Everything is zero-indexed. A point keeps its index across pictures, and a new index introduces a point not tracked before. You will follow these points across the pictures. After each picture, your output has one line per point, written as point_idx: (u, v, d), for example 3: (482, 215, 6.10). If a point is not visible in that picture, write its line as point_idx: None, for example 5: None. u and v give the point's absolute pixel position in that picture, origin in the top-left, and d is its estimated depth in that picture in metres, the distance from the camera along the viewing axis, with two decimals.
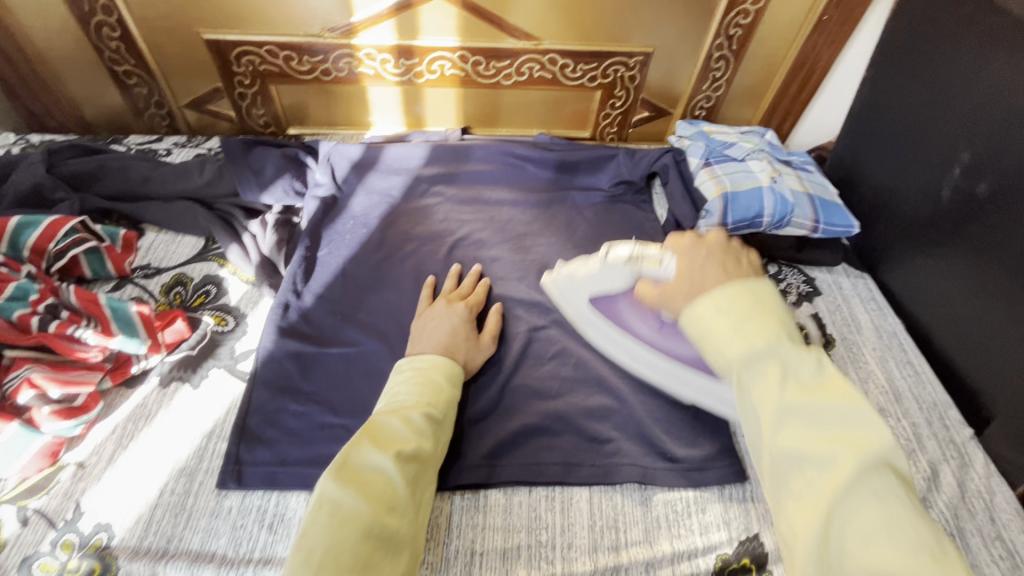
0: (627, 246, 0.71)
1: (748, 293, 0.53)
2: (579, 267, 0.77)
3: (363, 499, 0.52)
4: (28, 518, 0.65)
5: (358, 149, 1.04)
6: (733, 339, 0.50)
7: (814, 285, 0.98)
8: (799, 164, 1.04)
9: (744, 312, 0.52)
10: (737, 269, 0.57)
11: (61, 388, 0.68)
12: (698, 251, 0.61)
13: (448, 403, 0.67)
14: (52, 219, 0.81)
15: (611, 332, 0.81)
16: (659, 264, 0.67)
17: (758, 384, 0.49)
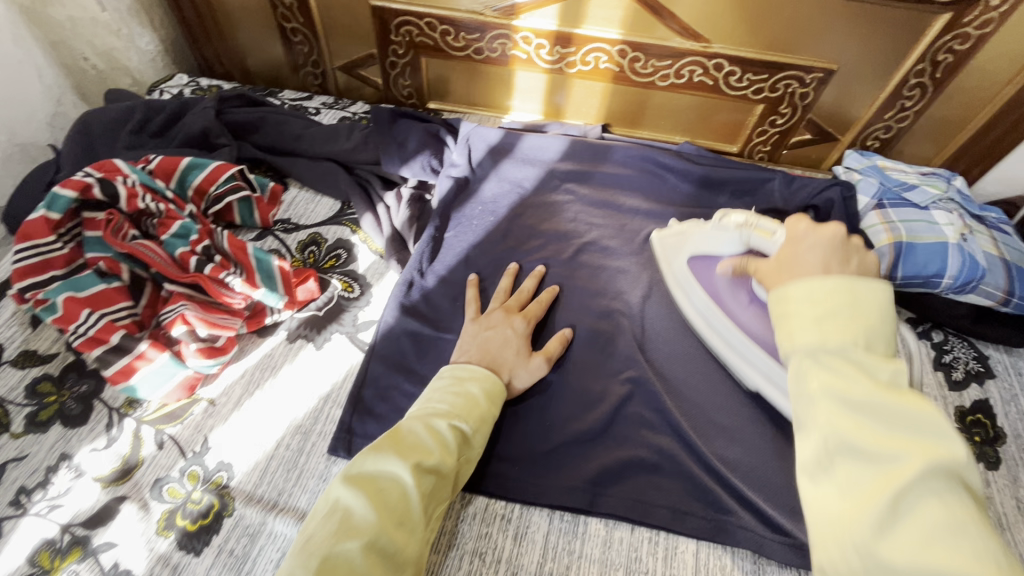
0: (742, 215, 0.79)
1: (847, 289, 0.44)
2: (695, 226, 0.87)
3: (372, 510, 0.51)
4: (164, 443, 0.69)
5: (497, 134, 1.01)
6: (808, 328, 0.44)
7: (986, 365, 0.84)
8: (993, 222, 0.90)
9: (835, 305, 0.44)
10: (843, 268, 0.49)
11: (208, 328, 0.72)
12: (811, 243, 0.53)
13: (482, 418, 0.63)
14: (217, 164, 0.87)
15: (701, 303, 0.82)
16: (770, 237, 0.74)
17: (819, 375, 0.42)
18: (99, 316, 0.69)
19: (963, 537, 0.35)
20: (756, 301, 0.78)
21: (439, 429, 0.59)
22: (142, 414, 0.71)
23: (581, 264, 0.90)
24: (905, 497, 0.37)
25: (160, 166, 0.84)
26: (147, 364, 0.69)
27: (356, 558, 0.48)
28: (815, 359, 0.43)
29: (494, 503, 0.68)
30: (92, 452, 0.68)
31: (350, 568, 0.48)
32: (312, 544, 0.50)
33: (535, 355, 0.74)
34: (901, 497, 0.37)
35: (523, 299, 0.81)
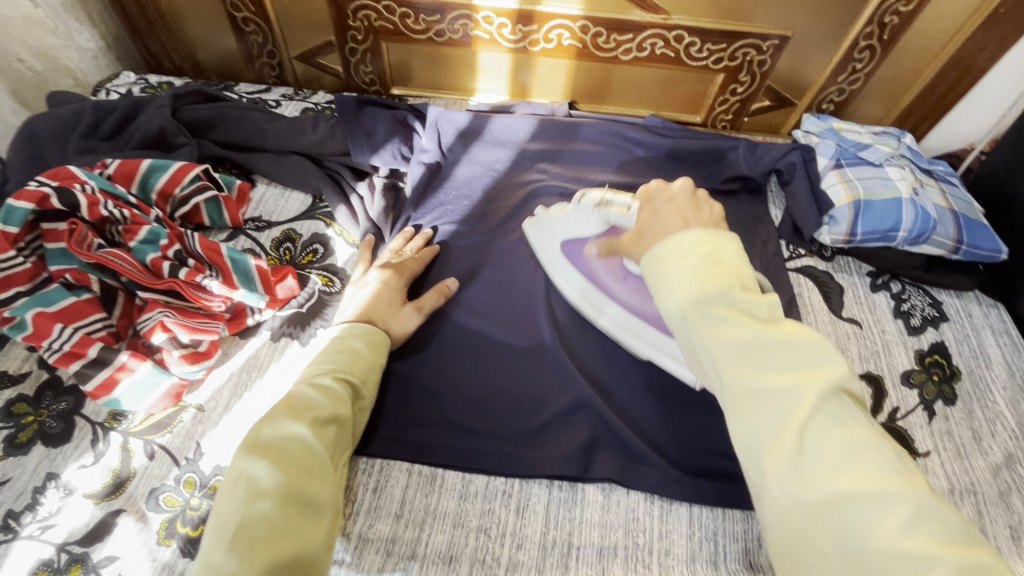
0: (599, 192, 0.74)
1: (711, 244, 0.50)
2: (556, 211, 0.81)
3: (277, 469, 0.51)
4: (155, 453, 0.68)
5: (465, 117, 1.01)
6: (686, 285, 0.48)
7: (940, 310, 0.91)
8: (941, 175, 0.95)
9: (702, 258, 0.49)
10: (696, 216, 0.55)
11: (189, 334, 0.71)
12: (660, 202, 0.59)
13: (368, 368, 0.67)
14: (179, 165, 0.84)
15: (589, 290, 0.82)
16: (625, 212, 0.70)
17: (714, 327, 0.47)
18: (73, 330, 0.67)
19: (859, 452, 0.42)
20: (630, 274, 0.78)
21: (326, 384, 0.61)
22: (128, 426, 0.70)
23: None
24: (812, 427, 0.43)
25: (119, 171, 0.81)
26: (129, 375, 0.67)
27: (271, 514, 0.48)
28: (702, 311, 0.48)
29: (495, 480, 0.70)
30: (80, 469, 0.67)
31: (268, 523, 0.48)
32: (220, 517, 0.48)
33: (407, 305, 0.77)
34: (807, 433, 0.43)
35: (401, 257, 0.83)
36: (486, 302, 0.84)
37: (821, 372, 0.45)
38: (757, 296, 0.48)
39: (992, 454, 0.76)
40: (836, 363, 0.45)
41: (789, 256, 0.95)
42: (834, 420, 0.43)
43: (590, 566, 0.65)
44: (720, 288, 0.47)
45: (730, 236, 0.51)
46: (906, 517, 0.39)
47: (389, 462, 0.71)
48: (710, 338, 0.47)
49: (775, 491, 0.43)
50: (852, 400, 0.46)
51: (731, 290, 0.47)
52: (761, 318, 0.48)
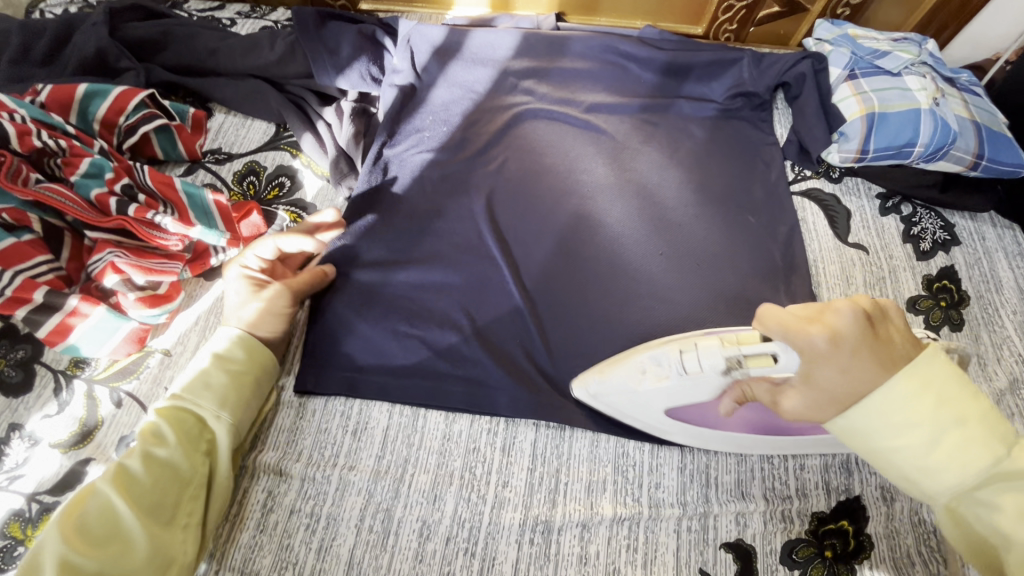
0: (712, 348, 0.52)
1: (931, 396, 0.43)
2: (638, 382, 0.58)
3: (61, 543, 0.49)
4: (122, 400, 0.65)
5: (440, 32, 0.90)
6: (944, 473, 0.44)
7: (953, 233, 0.85)
8: (964, 83, 0.87)
9: (936, 432, 0.43)
10: (895, 354, 0.45)
11: (145, 276, 0.65)
12: (846, 351, 0.45)
13: (213, 387, 0.60)
14: (120, 91, 0.75)
15: (694, 432, 0.63)
16: (773, 362, 0.50)
17: (985, 511, 0.44)
18: (13, 273, 0.61)
19: None
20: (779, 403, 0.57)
21: (156, 418, 0.57)
22: (91, 374, 0.66)
23: (544, 168, 0.84)
24: None
25: (52, 97, 0.73)
26: (83, 320, 0.63)
27: None
28: (968, 495, 0.44)
29: (479, 420, 0.68)
30: (44, 419, 0.64)
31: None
32: None
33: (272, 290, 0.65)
34: None
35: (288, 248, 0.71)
36: (468, 237, 0.78)
37: None
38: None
39: (996, 380, 0.73)
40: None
41: (793, 179, 0.88)
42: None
43: (578, 502, 0.63)
44: (982, 468, 0.43)
45: (939, 371, 0.44)
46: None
47: (368, 404, 0.68)
48: (997, 532, 0.44)
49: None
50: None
51: (994, 465, 0.43)
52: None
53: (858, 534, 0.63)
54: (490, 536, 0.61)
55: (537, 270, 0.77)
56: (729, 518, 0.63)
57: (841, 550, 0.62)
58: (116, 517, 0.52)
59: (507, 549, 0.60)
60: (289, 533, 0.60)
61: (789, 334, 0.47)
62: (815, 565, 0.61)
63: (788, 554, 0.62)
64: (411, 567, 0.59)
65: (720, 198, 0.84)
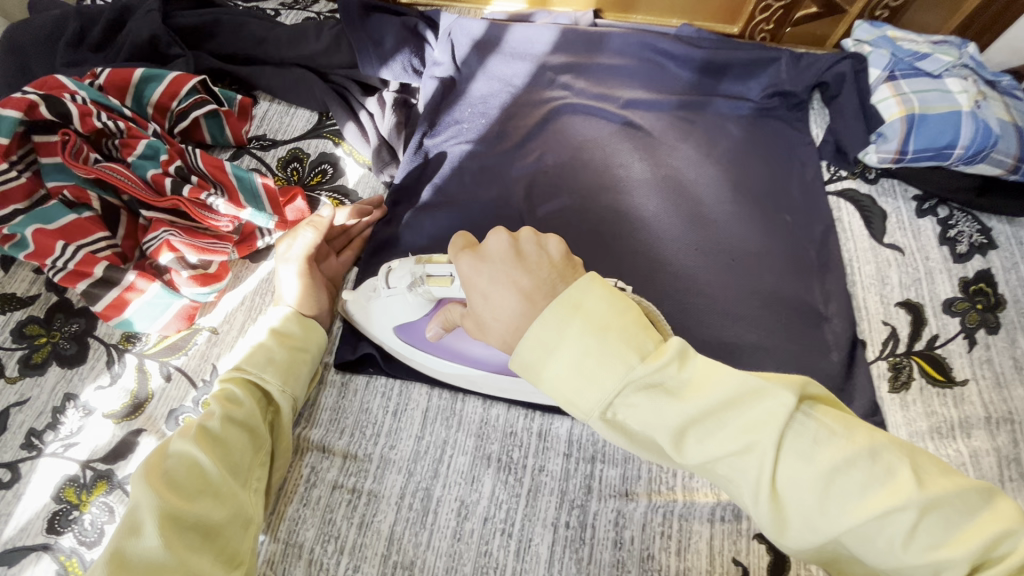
0: (408, 264, 0.61)
1: (571, 312, 0.44)
2: (371, 299, 0.65)
3: (156, 493, 0.49)
4: (172, 375, 0.67)
5: (481, 26, 0.92)
6: (588, 384, 0.43)
7: (990, 237, 0.85)
8: (1007, 87, 0.87)
9: (579, 341, 0.44)
10: (531, 281, 0.47)
11: (198, 255, 0.68)
12: (487, 273, 0.49)
13: (285, 362, 0.63)
14: (175, 76, 0.77)
15: (428, 359, 0.67)
16: (450, 283, 0.57)
17: (629, 415, 0.44)
18: (76, 248, 0.64)
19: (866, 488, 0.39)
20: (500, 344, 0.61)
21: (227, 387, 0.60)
22: (142, 348, 0.68)
23: (580, 162, 0.85)
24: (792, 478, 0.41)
25: (110, 80, 0.75)
26: (138, 296, 0.65)
27: (150, 548, 0.47)
28: (615, 406, 0.44)
29: (515, 407, 0.68)
30: (98, 389, 0.66)
31: (146, 559, 0.46)
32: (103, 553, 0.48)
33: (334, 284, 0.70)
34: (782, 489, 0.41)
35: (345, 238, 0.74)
36: (505, 226, 0.79)
37: (774, 416, 0.41)
38: (662, 360, 0.43)
39: None
40: (780, 397, 0.41)
41: (829, 179, 0.88)
42: (806, 456, 0.41)
43: (613, 488, 0.64)
44: (620, 378, 0.43)
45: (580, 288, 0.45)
46: (907, 527, 0.38)
47: (408, 386, 0.69)
48: (648, 428, 0.44)
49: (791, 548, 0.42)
50: (811, 406, 0.43)
51: (628, 374, 0.43)
52: (674, 380, 0.43)
53: None
54: (526, 518, 0.62)
55: None
56: None
57: None
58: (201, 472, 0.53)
59: (543, 531, 0.61)
60: (331, 508, 0.62)
61: (455, 251, 0.53)
62: None
63: None
64: (449, 545, 0.60)
65: (756, 196, 0.84)
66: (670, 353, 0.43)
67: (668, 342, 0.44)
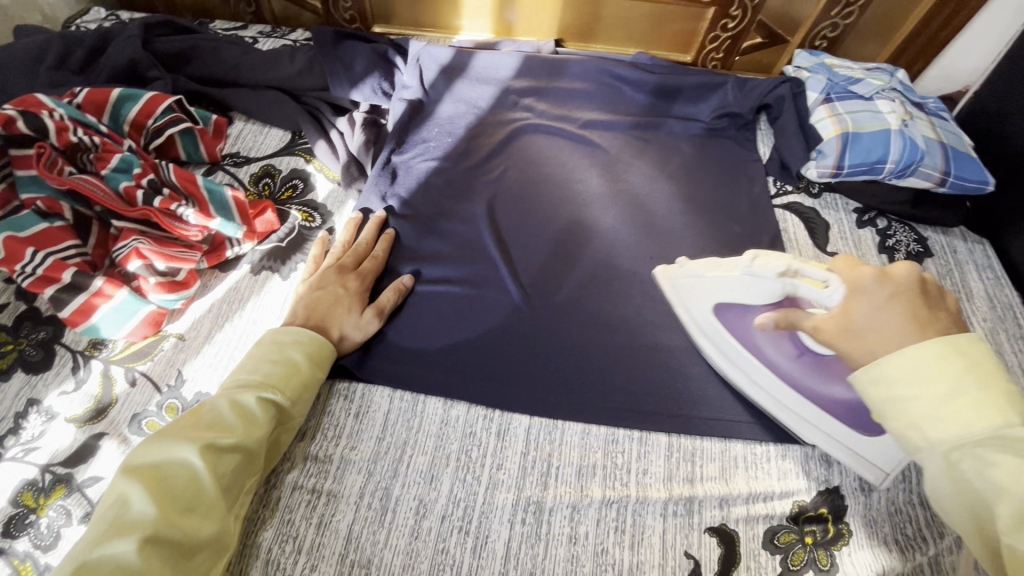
0: (782, 258, 0.64)
1: (959, 353, 0.47)
2: (709, 270, 0.71)
3: (152, 503, 0.50)
4: (136, 380, 0.68)
5: (448, 53, 0.98)
6: (944, 422, 0.46)
7: (925, 246, 0.90)
8: (932, 109, 0.94)
9: (965, 382, 0.46)
10: (930, 318, 0.51)
11: (165, 262, 0.70)
12: (872, 295, 0.54)
13: (302, 386, 0.64)
14: (151, 96, 0.81)
15: (739, 355, 0.71)
16: (823, 288, 0.59)
17: (981, 469, 0.45)
18: (45, 255, 0.66)
19: None
20: (808, 352, 0.66)
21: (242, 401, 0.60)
22: (109, 354, 0.70)
23: (541, 178, 0.90)
24: None
25: (89, 99, 0.79)
26: (106, 301, 0.67)
27: (126, 555, 0.47)
28: (965, 450, 0.45)
29: (476, 407, 0.71)
30: (62, 395, 0.67)
31: (119, 565, 0.47)
32: (83, 543, 0.49)
33: (368, 309, 0.72)
34: None
35: (359, 255, 0.77)
36: (470, 237, 0.83)
37: None
38: None
39: None
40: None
41: (775, 193, 0.94)
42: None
43: (569, 485, 0.66)
44: (991, 426, 0.44)
45: (979, 341, 0.49)
46: None
47: (370, 388, 0.71)
48: (990, 488, 0.44)
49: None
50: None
51: (1003, 426, 0.44)
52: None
53: (837, 523, 0.65)
54: (483, 516, 0.63)
55: (532, 269, 0.81)
56: (713, 504, 0.66)
57: (821, 537, 0.64)
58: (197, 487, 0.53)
59: (499, 528, 0.63)
60: (290, 509, 0.62)
61: (845, 266, 0.58)
62: (795, 550, 0.63)
63: (769, 540, 0.64)
64: (407, 543, 0.61)
65: (706, 209, 0.89)
66: (1014, 408, 0.45)
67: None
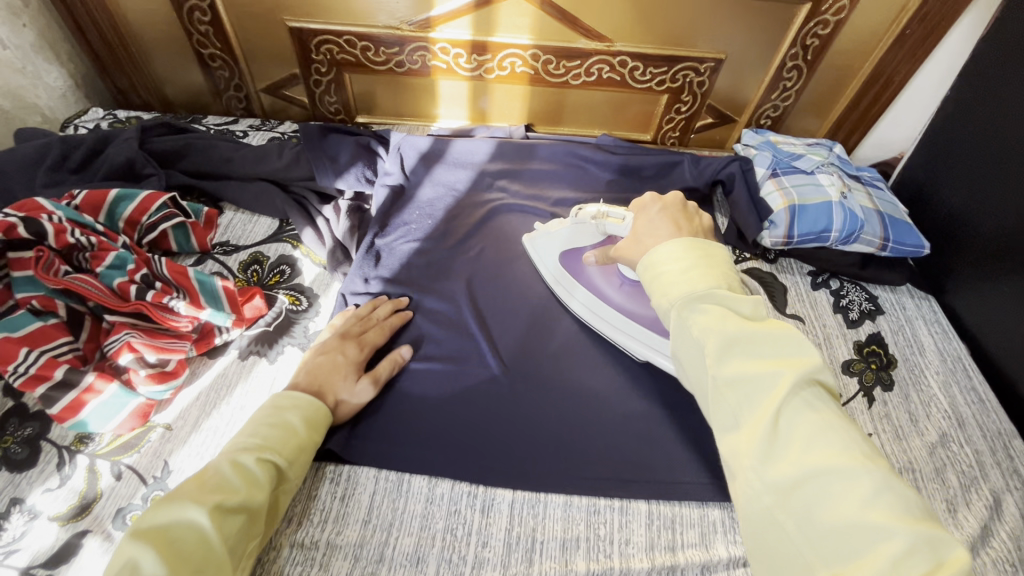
0: (595, 208, 0.83)
1: (702, 251, 0.55)
2: (550, 226, 0.91)
3: (164, 563, 0.49)
4: (122, 473, 0.69)
5: (427, 141, 1.06)
6: (681, 280, 0.53)
7: (877, 304, 0.97)
8: (868, 180, 1.04)
9: (695, 260, 0.54)
10: (688, 227, 0.63)
11: (156, 354, 0.72)
12: (654, 211, 0.66)
13: (299, 449, 0.65)
14: (146, 194, 0.87)
15: (580, 290, 0.87)
16: (622, 222, 0.77)
17: (697, 319, 0.51)
18: (39, 353, 0.68)
19: (827, 434, 0.44)
20: (628, 283, 0.85)
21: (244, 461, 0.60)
22: (95, 448, 0.70)
23: (517, 254, 0.96)
24: (789, 414, 0.46)
25: (87, 201, 0.83)
26: (95, 396, 0.68)
27: None
28: (688, 304, 0.52)
29: (460, 484, 0.72)
30: (46, 492, 0.67)
31: None
32: None
33: (363, 378, 0.75)
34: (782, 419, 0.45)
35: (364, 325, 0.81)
36: (450, 314, 0.87)
37: (798, 362, 0.48)
38: (741, 294, 0.52)
39: (927, 434, 0.81)
40: (817, 361, 0.48)
41: (736, 260, 1.01)
42: (806, 408, 0.46)
43: (553, 559, 0.67)
44: (705, 284, 0.52)
45: (722, 249, 0.57)
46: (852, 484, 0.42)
47: (356, 469, 0.73)
48: (703, 331, 0.50)
49: (746, 476, 0.45)
50: (826, 392, 0.48)
51: (715, 287, 0.52)
52: (748, 315, 0.51)
53: None
54: None
55: (510, 342, 0.85)
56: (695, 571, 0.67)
57: None
58: (207, 547, 0.52)
59: None
60: None
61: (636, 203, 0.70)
62: None
63: None
64: None
65: None
66: (729, 277, 0.54)
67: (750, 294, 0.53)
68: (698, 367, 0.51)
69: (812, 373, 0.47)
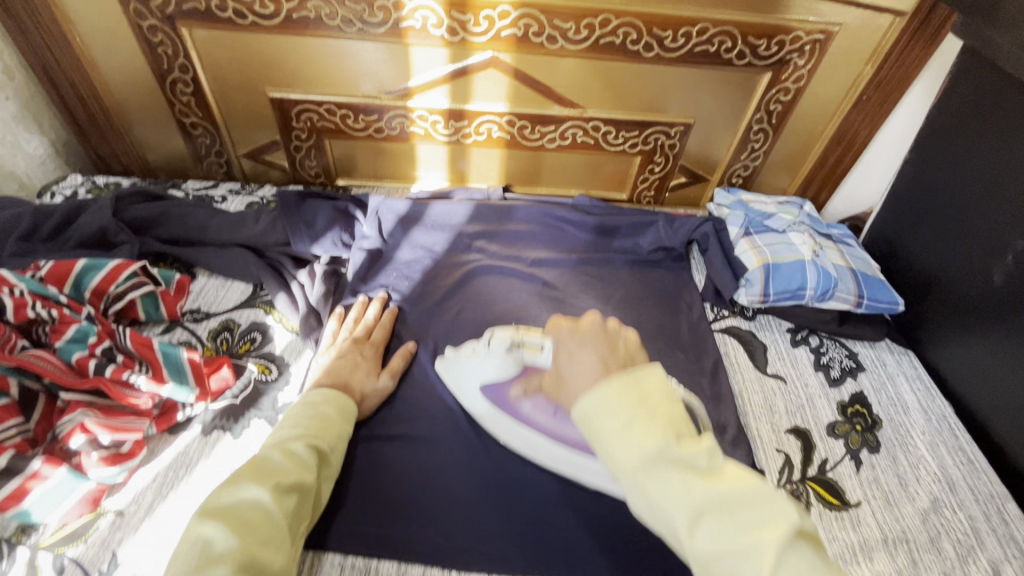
0: (509, 331, 0.75)
1: (632, 383, 0.47)
2: (468, 356, 0.79)
3: (234, 535, 0.50)
4: (64, 567, 0.63)
5: (405, 204, 1.06)
6: (624, 444, 0.45)
7: (857, 361, 0.96)
8: (839, 237, 1.06)
9: (630, 410, 0.45)
10: (616, 362, 0.51)
11: (111, 434, 0.69)
12: (575, 343, 0.54)
13: (338, 436, 0.68)
14: (115, 264, 0.85)
15: (500, 418, 0.78)
16: (540, 351, 0.72)
17: (659, 491, 0.43)
18: None
19: None
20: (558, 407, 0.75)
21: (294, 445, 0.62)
22: (37, 539, 0.65)
23: (494, 316, 0.94)
24: None
25: (52, 272, 0.82)
26: (40, 483, 0.64)
27: None
28: (647, 472, 0.44)
29: (431, 568, 0.67)
30: None
31: None
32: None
33: (382, 374, 0.81)
34: None
35: (368, 326, 0.87)
36: (423, 381, 0.84)
37: (775, 522, 0.41)
38: (694, 446, 0.45)
39: (919, 500, 0.79)
40: (788, 509, 0.42)
41: (714, 318, 1.01)
42: (797, 574, 0.40)
43: None
44: (654, 446, 0.44)
45: (653, 370, 0.48)
46: None
47: (319, 556, 0.67)
48: (667, 505, 0.43)
49: None
50: (812, 541, 0.42)
51: (663, 450, 0.44)
52: (703, 470, 0.44)
53: None
54: None
55: None
56: None
57: None
58: (271, 521, 0.53)
59: None
60: None
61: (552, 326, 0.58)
62: None
63: None
64: None
65: (653, 336, 0.94)
66: (670, 407, 0.46)
67: (701, 438, 0.46)
68: (675, 537, 0.44)
69: (794, 531, 0.41)
